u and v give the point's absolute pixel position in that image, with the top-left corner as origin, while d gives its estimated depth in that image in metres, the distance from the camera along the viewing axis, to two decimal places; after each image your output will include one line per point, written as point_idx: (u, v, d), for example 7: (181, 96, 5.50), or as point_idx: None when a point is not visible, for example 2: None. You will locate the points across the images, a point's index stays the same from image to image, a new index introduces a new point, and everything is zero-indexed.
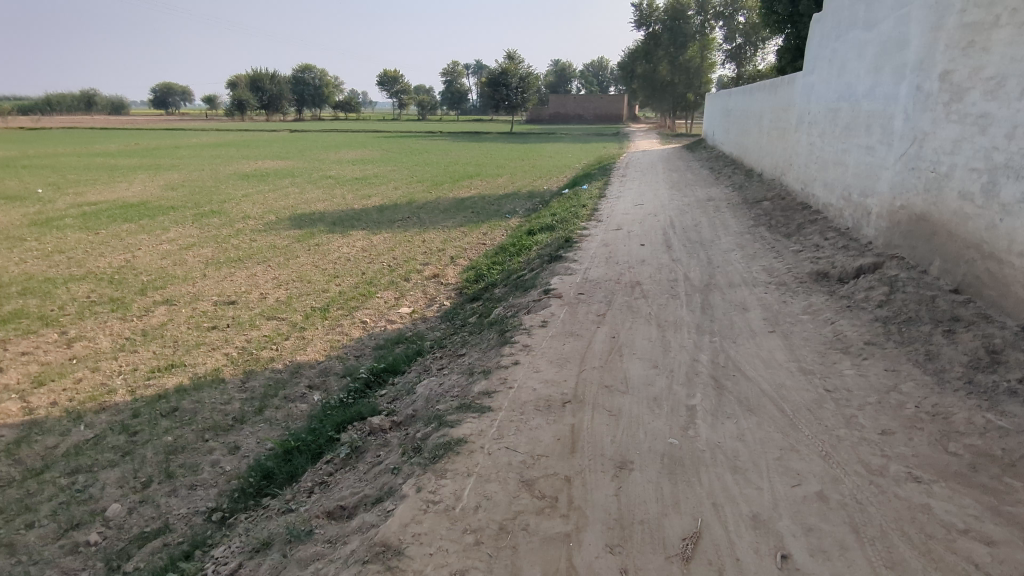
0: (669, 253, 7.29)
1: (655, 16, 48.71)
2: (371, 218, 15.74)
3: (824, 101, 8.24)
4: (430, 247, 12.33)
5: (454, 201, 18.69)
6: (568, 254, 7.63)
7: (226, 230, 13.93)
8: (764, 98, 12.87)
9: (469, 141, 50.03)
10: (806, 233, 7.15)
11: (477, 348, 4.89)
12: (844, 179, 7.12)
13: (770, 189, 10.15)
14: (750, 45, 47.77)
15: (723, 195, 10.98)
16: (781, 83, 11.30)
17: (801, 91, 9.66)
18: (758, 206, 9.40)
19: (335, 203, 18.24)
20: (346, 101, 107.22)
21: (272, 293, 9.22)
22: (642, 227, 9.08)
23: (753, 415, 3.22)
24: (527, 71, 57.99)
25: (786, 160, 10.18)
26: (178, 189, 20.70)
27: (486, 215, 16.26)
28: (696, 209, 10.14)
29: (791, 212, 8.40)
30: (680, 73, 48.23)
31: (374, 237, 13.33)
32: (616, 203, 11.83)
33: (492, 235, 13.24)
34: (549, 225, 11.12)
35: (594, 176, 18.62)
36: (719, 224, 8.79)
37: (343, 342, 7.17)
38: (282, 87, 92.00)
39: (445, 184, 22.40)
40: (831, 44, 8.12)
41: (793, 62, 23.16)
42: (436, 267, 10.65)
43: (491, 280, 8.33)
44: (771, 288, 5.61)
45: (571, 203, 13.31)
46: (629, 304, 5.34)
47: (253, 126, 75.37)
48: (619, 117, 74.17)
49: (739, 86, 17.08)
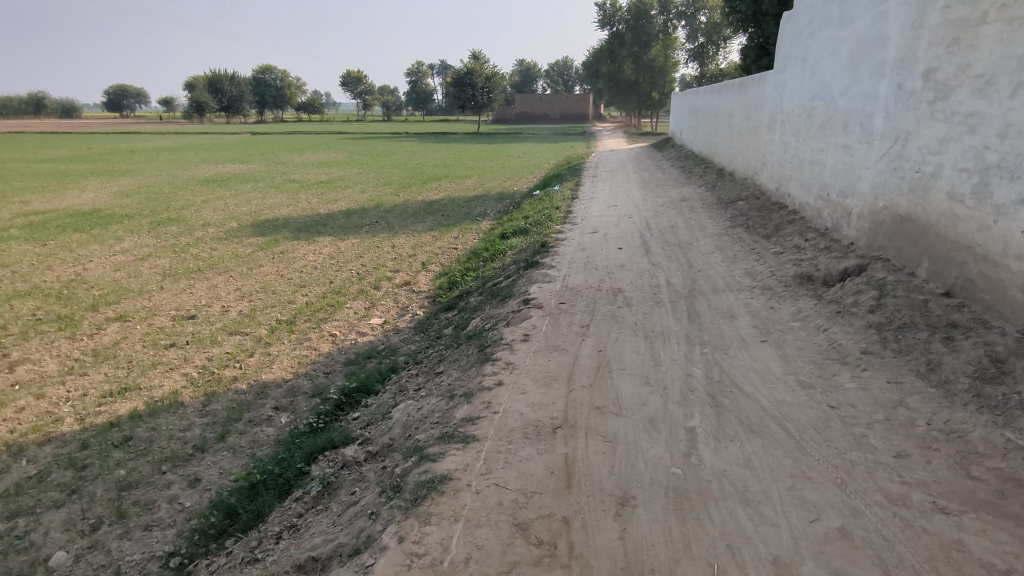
0: (648, 257, 7.11)
1: (619, 16, 48.83)
2: (338, 223, 15.30)
3: (798, 100, 8.15)
4: (400, 253, 11.98)
5: (423, 204, 18.33)
6: (545, 260, 7.39)
7: (185, 238, 13.36)
8: (734, 96, 12.83)
9: (435, 141, 49.58)
10: (785, 234, 7.04)
11: (456, 365, 4.61)
12: (822, 178, 7.03)
13: (744, 188, 10.08)
14: (712, 44, 48.27)
15: (697, 195, 10.88)
16: (752, 81, 11.25)
17: (773, 90, 9.60)
18: (733, 206, 9.30)
19: (300, 208, 17.71)
20: (309, 102, 105.44)
21: (235, 305, 8.77)
22: (618, 229, 8.91)
23: (757, 437, 3.02)
24: (493, 71, 57.72)
25: (759, 159, 10.12)
26: (134, 196, 19.92)
27: (456, 218, 15.96)
28: (671, 210, 10.01)
29: (767, 212, 8.31)
30: (645, 73, 48.54)
31: (342, 244, 12.91)
32: (589, 205, 11.65)
33: (464, 240, 12.95)
34: (522, 229, 10.88)
35: (565, 177, 18.46)
36: (696, 225, 8.66)
37: (312, 357, 6.80)
38: (242, 88, 90.05)
39: (413, 187, 22.02)
40: (804, 42, 8.04)
41: (758, 60, 23.30)
42: (407, 274, 10.32)
43: (466, 287, 8.04)
44: (756, 293, 5.45)
45: (543, 205, 13.10)
46: (613, 313, 5.13)
47: (213, 129, 73.59)
48: (585, 116, 74.42)
49: (707, 85, 17.09)
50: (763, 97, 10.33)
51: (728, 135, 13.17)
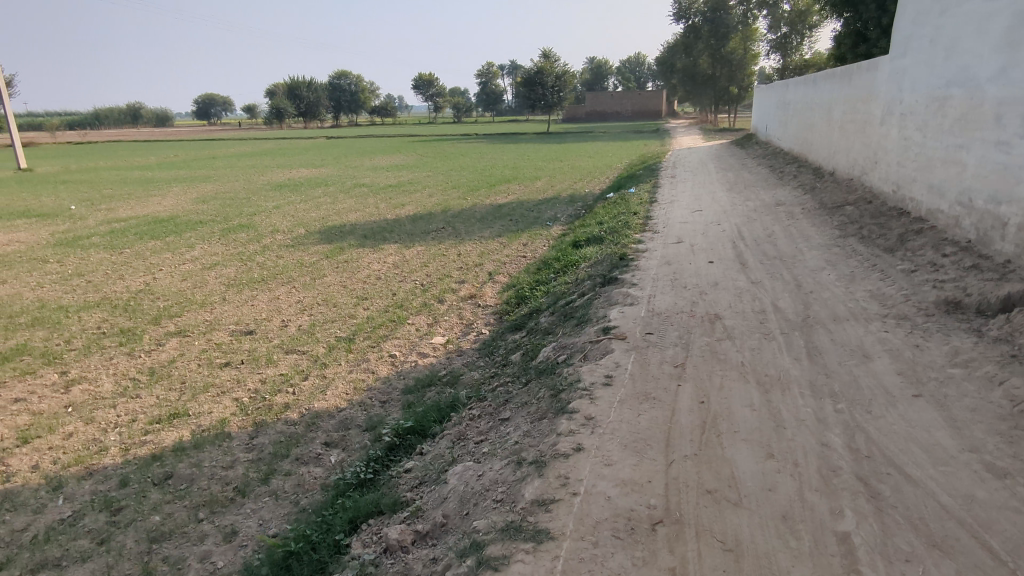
0: (746, 274, 6.17)
1: (695, 8, 46.87)
2: (404, 229, 14.95)
3: (927, 88, 6.99)
4: (466, 262, 11.43)
5: (491, 209, 17.76)
6: (624, 276, 6.58)
7: (254, 246, 13.29)
8: (835, 87, 11.55)
9: (503, 142, 49.24)
10: (914, 247, 5.95)
11: (524, 411, 3.90)
12: (962, 180, 5.88)
13: (851, 192, 8.90)
14: (796, 34, 45.60)
15: (793, 199, 9.73)
16: (860, 70, 10.01)
17: (890, 77, 8.40)
18: (840, 211, 8.17)
19: (368, 214, 17.51)
20: (382, 106, 107.61)
21: (294, 320, 8.41)
22: (705, 240, 7.96)
23: (948, 557, 2.14)
24: (563, 69, 56.84)
25: (870, 157, 8.91)
26: (210, 202, 20.33)
27: (525, 223, 15.28)
28: (765, 216, 8.95)
29: (885, 219, 7.16)
30: (722, 66, 46.48)
31: (407, 252, 12.47)
32: (669, 210, 10.68)
33: (533, 248, 12.24)
34: (596, 238, 10.05)
35: (640, 179, 17.48)
36: (797, 235, 7.60)
37: (369, 381, 6.28)
38: (319, 94, 92.96)
39: (481, 190, 21.56)
40: (935, 21, 6.88)
41: (856, 47, 21.74)
42: (473, 286, 9.74)
43: (536, 304, 7.33)
44: (890, 322, 4.46)
45: (618, 210, 12.23)
46: (711, 349, 4.28)
47: (290, 134, 76.25)
48: (658, 113, 72.38)
49: (799, 76, 15.70)
50: (875, 87, 9.11)
51: (827, 131, 11.89)
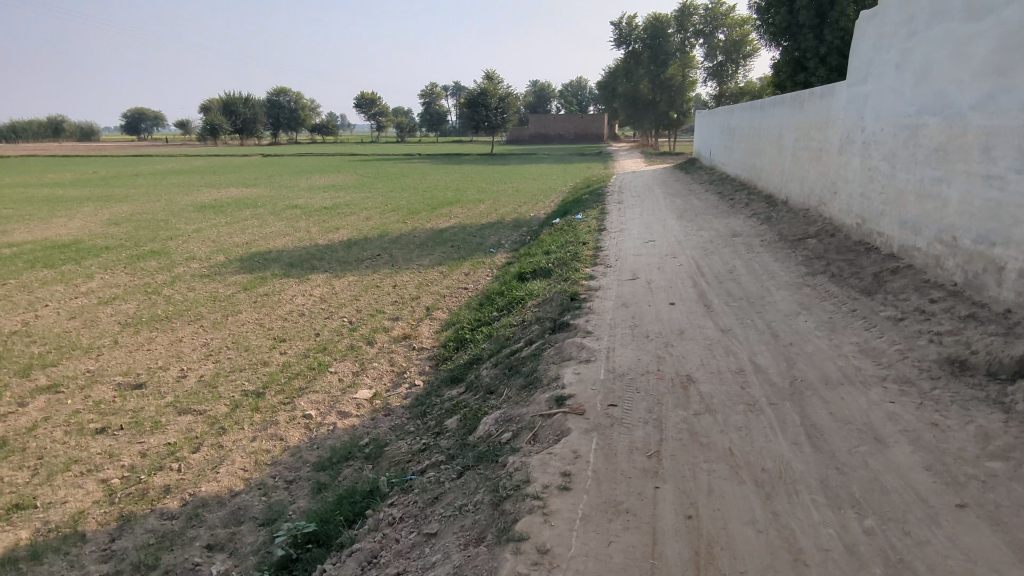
0: (714, 320, 5.45)
1: (635, 34, 47.76)
2: (336, 257, 13.82)
3: (895, 115, 6.55)
4: (401, 295, 10.46)
5: (431, 234, 16.80)
6: (576, 322, 5.76)
7: (163, 277, 11.90)
8: (786, 114, 11.23)
9: (446, 163, 48.44)
10: (894, 290, 5.38)
11: (455, 525, 2.96)
12: (944, 217, 5.36)
13: (811, 224, 8.42)
14: (731, 62, 46.77)
15: (750, 229, 9.21)
16: (813, 96, 9.66)
17: (849, 103, 8.00)
18: (802, 245, 7.64)
19: (298, 239, 16.26)
20: (322, 124, 105.37)
21: (195, 369, 7.21)
22: (663, 277, 7.26)
23: None
24: (507, 91, 56.76)
25: (830, 187, 8.48)
26: (123, 224, 18.61)
27: (467, 250, 14.40)
28: (723, 249, 8.37)
29: (855, 256, 6.63)
30: (662, 92, 47.27)
31: (337, 283, 11.34)
32: (620, 240, 10.01)
33: (475, 279, 11.35)
34: (543, 271, 9.25)
35: (586, 204, 16.90)
36: (761, 272, 7.00)
37: (274, 453, 5.19)
38: (256, 111, 90.20)
39: (422, 213, 20.61)
40: (903, 45, 6.47)
41: (794, 75, 22.00)
42: (407, 324, 8.78)
43: (476, 351, 6.41)
44: (895, 388, 3.77)
45: (565, 238, 11.53)
46: (690, 427, 3.47)
47: (223, 151, 73.30)
48: (600, 136, 73.31)
49: (745, 102, 15.52)
50: (831, 112, 8.73)
51: (778, 159, 11.55)
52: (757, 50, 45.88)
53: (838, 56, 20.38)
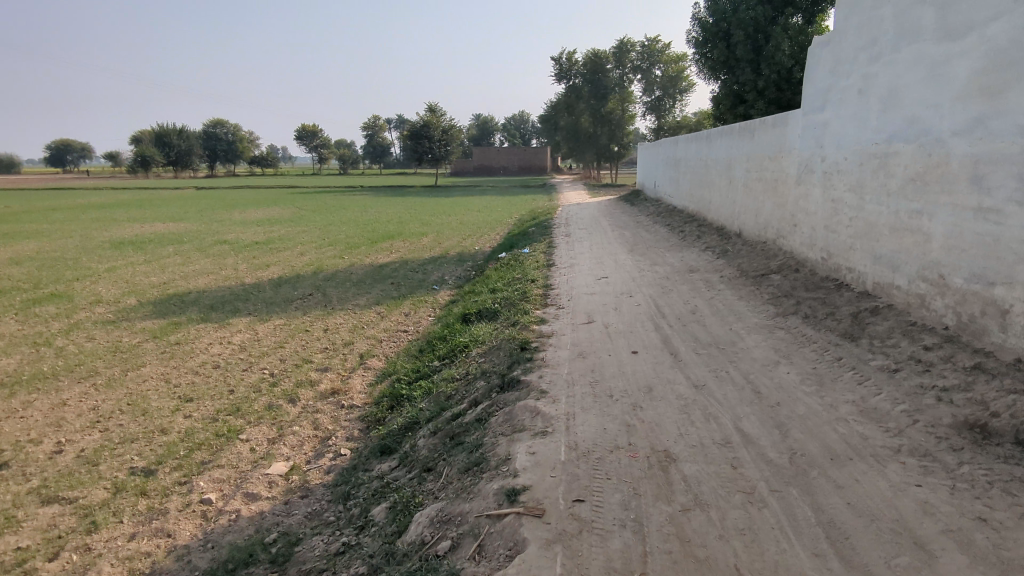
0: (684, 373, 4.76)
1: (575, 69, 48.58)
2: (264, 297, 12.69)
3: (860, 143, 6.14)
4: (333, 340, 9.47)
5: (370, 270, 15.83)
6: (528, 377, 4.97)
7: (59, 324, 10.52)
8: (736, 144, 10.93)
9: (389, 195, 47.49)
10: (879, 334, 4.85)
11: None
12: (927, 252, 4.88)
13: (772, 258, 7.96)
14: (668, 97, 48.01)
15: (707, 264, 8.70)
16: (765, 125, 9.34)
17: (807, 132, 7.64)
18: (767, 282, 7.13)
19: (223, 278, 15.01)
20: (260, 156, 102.83)
21: (75, 441, 6.03)
22: (621, 319, 6.58)
23: None
24: (450, 124, 56.52)
25: (789, 218, 8.06)
26: (25, 263, 16.86)
27: (408, 287, 13.52)
28: (681, 286, 7.80)
29: (826, 294, 6.13)
30: (603, 125, 47.90)
31: (260, 329, 10.23)
32: (571, 277, 9.34)
33: (416, 320, 10.44)
34: (489, 313, 8.45)
35: (532, 237, 16.35)
36: (727, 312, 6.43)
37: (155, 558, 4.14)
38: (190, 142, 87.25)
39: (361, 247, 19.61)
40: (866, 69, 6.10)
41: (734, 108, 22.35)
42: (337, 376, 7.80)
43: (413, 413, 5.52)
44: (915, 464, 3.13)
45: (512, 275, 10.82)
46: (679, 531, 2.71)
47: (154, 183, 70.08)
48: (543, 169, 73.84)
49: (690, 134, 15.37)
50: (786, 141, 8.38)
51: (729, 190, 11.21)
52: (692, 85, 47.29)
53: (775, 90, 20.72)
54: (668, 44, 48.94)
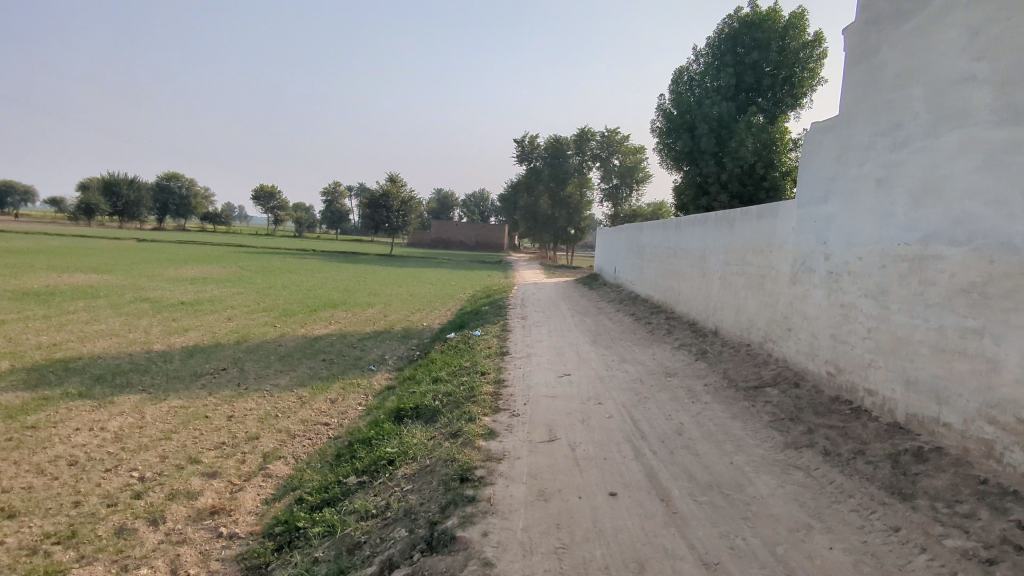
0: (687, 540, 3.40)
1: (537, 152, 49.33)
2: (170, 369, 10.90)
3: (882, 243, 5.18)
4: (236, 432, 7.78)
5: (302, 342, 14.15)
6: (469, 534, 3.51)
7: None
8: (712, 234, 10.06)
9: (340, 262, 45.96)
10: (940, 495, 3.63)
11: None
12: (995, 385, 3.78)
13: (763, 367, 6.82)
14: (625, 186, 48.94)
15: (686, 368, 7.51)
16: (748, 215, 8.50)
17: (804, 226, 6.74)
18: (763, 398, 5.95)
19: (128, 342, 13.06)
20: (212, 213, 100.28)
21: None
22: (590, 438, 5.22)
23: None
24: (409, 195, 56.12)
25: (782, 321, 7.02)
26: None
27: (341, 366, 11.94)
28: (659, 394, 6.55)
29: (844, 423, 4.94)
30: (561, 208, 48.17)
31: (148, 413, 8.38)
32: (528, 372, 7.99)
33: (341, 411, 8.81)
34: (428, 414, 6.97)
35: (486, 317, 15.11)
36: (721, 435, 5.17)
37: None
38: (140, 194, 84.76)
39: (297, 315, 17.97)
40: (887, 157, 5.25)
41: (696, 199, 22.16)
42: (225, 487, 6.10)
43: (304, 566, 3.95)
44: None
45: (459, 363, 9.43)
46: None
47: (92, 232, 66.77)
48: (500, 245, 73.87)
49: (656, 222, 14.68)
50: (776, 234, 7.47)
51: (703, 284, 10.26)
52: (648, 176, 48.32)
53: (738, 184, 20.52)
54: (627, 136, 50.31)
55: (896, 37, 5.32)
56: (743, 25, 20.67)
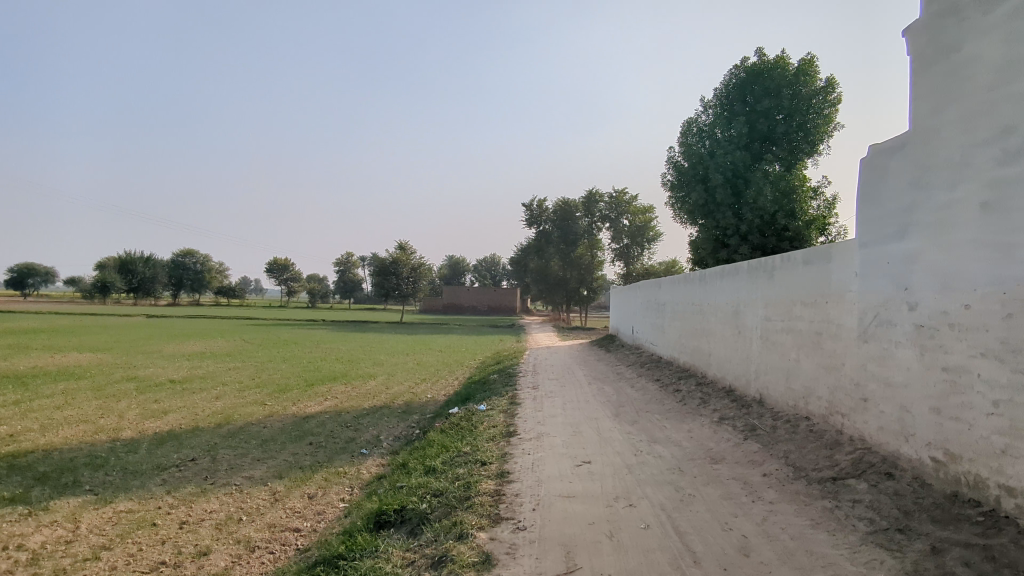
0: None
1: (545, 215, 48.90)
2: (133, 461, 9.55)
3: (1002, 285, 3.87)
4: (183, 546, 6.35)
5: (291, 423, 12.73)
6: None
7: None
8: (745, 285, 8.75)
9: (349, 331, 44.91)
10: None
11: None
12: None
13: (836, 449, 5.39)
14: (636, 245, 48.02)
15: (734, 450, 6.07)
16: (792, 261, 7.22)
17: (871, 269, 5.43)
18: (849, 496, 4.50)
19: (96, 429, 11.75)
20: (225, 287, 100.71)
21: None
22: (622, 566, 3.79)
23: None
24: (419, 262, 55.56)
25: (853, 389, 5.62)
26: None
27: (330, 450, 10.53)
28: (706, 490, 5.10)
29: (983, 540, 3.49)
30: (573, 270, 47.22)
31: (83, 524, 6.98)
32: (539, 459, 6.57)
33: (317, 514, 7.33)
34: (413, 522, 5.53)
35: (494, 388, 13.70)
36: (804, 555, 3.73)
37: None
38: (155, 271, 85.51)
39: (292, 391, 16.65)
40: (995, 173, 4.01)
41: (714, 252, 20.93)
42: None
43: None
44: None
45: (458, 447, 8.01)
46: None
47: (103, 309, 66.60)
48: (512, 309, 72.74)
49: (676, 276, 13.42)
50: (833, 281, 6.17)
51: (740, 343, 8.86)
52: (659, 235, 47.49)
53: (759, 235, 19.29)
54: (635, 196, 49.86)
55: (985, 25, 4.19)
56: (751, 73, 19.95)
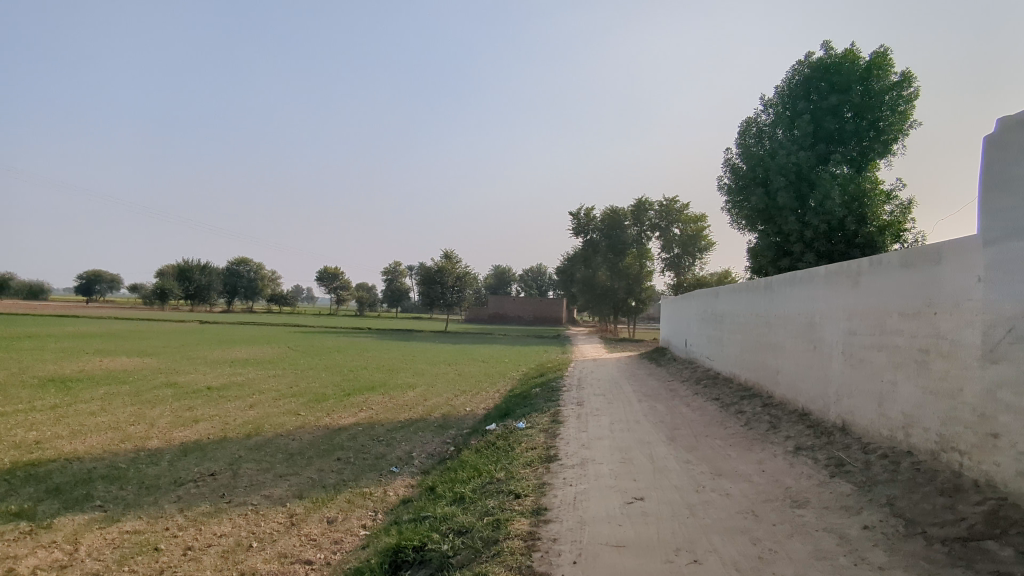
0: None
1: (593, 224, 47.84)
2: (151, 474, 9.04)
3: None
4: None
5: (322, 435, 12.11)
6: None
7: None
8: (823, 294, 7.63)
9: (393, 339, 44.76)
10: None
11: None
12: None
13: (958, 497, 4.28)
14: (687, 255, 46.39)
15: (820, 491, 5.01)
16: (887, 265, 6.10)
17: (1002, 272, 4.33)
18: (990, 567, 3.42)
19: (123, 437, 11.36)
20: (277, 295, 102.95)
21: None
22: None
23: None
24: (464, 271, 55.21)
25: (975, 422, 4.52)
26: None
27: (358, 467, 9.83)
28: (790, 544, 4.09)
29: None
30: (620, 280, 45.92)
31: (83, 547, 6.40)
32: (582, 492, 5.64)
33: (333, 543, 6.58)
34: (432, 566, 4.68)
35: (535, 403, 12.78)
36: None
37: None
38: (211, 279, 88.04)
39: (328, 401, 16.13)
40: None
41: (775, 261, 19.54)
42: None
43: None
44: None
45: (491, 472, 7.14)
46: None
47: (160, 315, 68.76)
48: (558, 319, 71.66)
49: (736, 286, 12.27)
50: (945, 289, 5.07)
51: (816, 359, 7.74)
52: (711, 245, 45.77)
53: (826, 242, 17.86)
54: (686, 205, 48.29)
55: None
56: (816, 69, 18.58)
